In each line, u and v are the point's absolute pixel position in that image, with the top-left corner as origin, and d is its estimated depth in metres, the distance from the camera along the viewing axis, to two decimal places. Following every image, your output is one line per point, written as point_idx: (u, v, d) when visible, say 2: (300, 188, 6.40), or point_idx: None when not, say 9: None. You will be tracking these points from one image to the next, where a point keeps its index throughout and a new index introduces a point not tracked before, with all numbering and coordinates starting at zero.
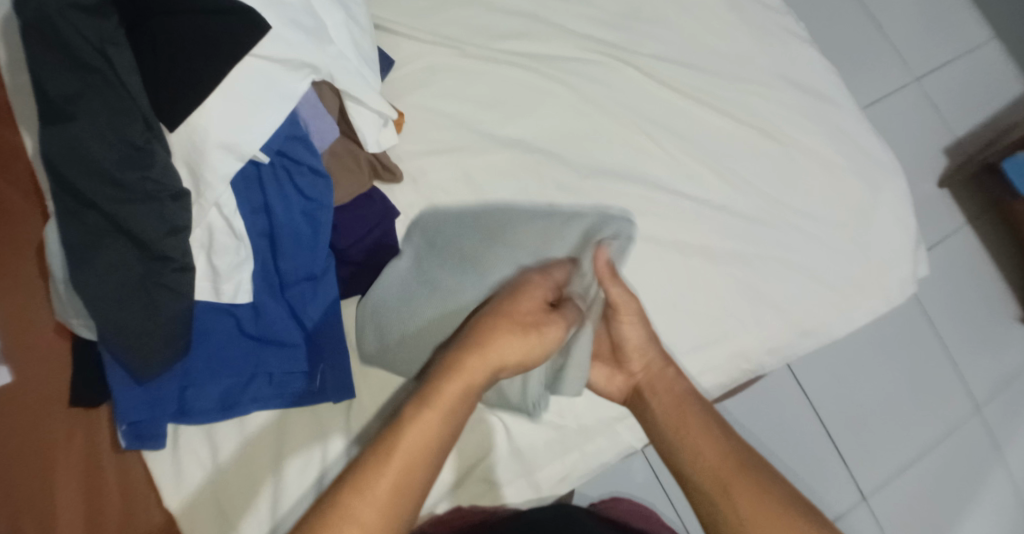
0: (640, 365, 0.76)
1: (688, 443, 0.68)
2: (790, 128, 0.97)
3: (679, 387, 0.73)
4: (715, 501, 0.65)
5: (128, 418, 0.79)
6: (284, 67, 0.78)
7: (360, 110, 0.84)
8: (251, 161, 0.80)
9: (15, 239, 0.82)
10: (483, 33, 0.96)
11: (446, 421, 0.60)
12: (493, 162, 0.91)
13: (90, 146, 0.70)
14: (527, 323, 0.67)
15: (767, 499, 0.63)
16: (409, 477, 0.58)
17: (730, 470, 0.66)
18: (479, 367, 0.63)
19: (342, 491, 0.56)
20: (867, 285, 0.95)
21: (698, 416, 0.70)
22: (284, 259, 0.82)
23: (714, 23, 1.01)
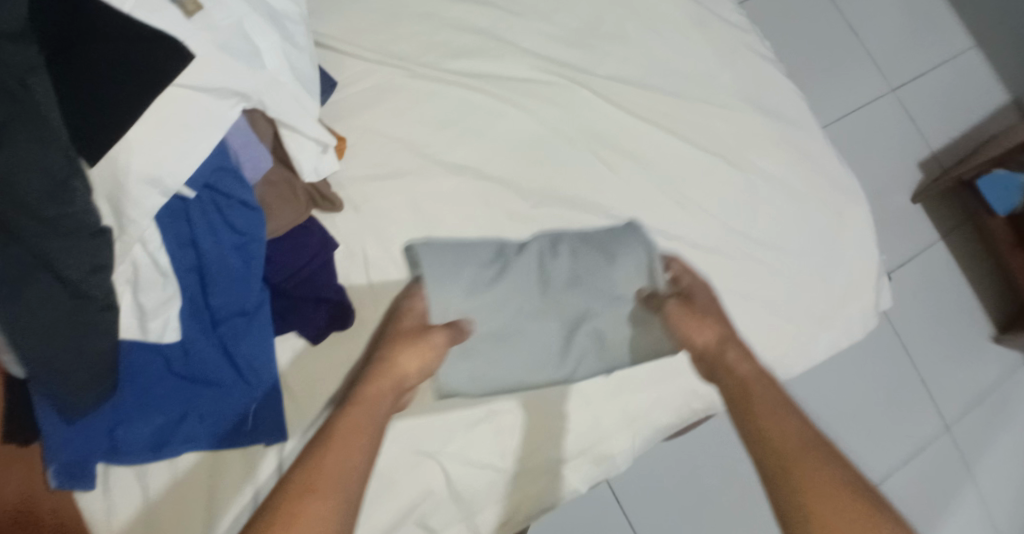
0: (703, 343, 0.77)
1: (759, 420, 0.66)
2: (752, 154, 0.94)
3: (745, 368, 0.73)
4: (786, 481, 0.61)
5: (58, 458, 0.76)
6: (209, 95, 0.74)
7: (296, 137, 0.81)
8: (176, 196, 0.76)
9: None
10: (433, 53, 0.92)
11: (353, 446, 0.64)
12: (440, 190, 0.87)
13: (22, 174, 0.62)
14: (416, 332, 0.77)
15: (829, 482, 0.59)
16: (346, 479, 0.61)
17: (799, 444, 0.63)
18: (385, 373, 0.72)
19: (278, 509, 0.57)
20: (825, 320, 0.92)
21: (769, 398, 0.68)
22: (215, 294, 0.78)
23: (677, 42, 0.97)
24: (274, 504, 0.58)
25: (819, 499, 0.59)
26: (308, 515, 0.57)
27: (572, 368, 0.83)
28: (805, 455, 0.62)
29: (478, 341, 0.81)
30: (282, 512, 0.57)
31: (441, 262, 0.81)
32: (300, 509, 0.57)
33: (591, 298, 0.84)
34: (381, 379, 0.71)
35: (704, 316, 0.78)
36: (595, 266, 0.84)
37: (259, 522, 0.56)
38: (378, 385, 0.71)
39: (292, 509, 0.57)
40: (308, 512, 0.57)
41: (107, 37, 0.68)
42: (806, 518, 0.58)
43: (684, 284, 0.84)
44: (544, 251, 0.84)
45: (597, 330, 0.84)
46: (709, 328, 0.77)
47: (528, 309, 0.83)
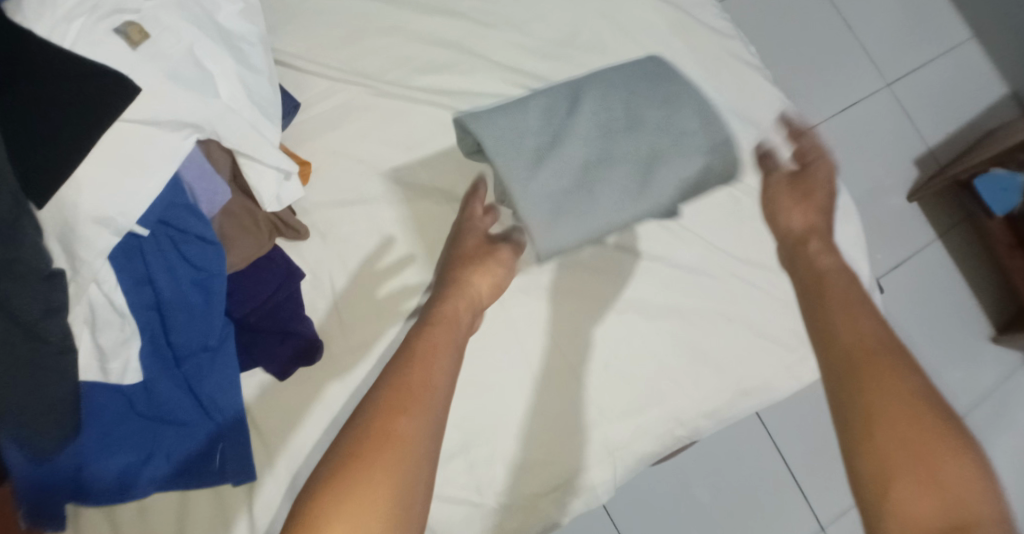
0: (801, 223, 0.76)
1: (832, 313, 0.65)
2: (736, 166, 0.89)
3: (827, 260, 0.71)
4: (847, 378, 0.60)
5: (24, 501, 0.73)
6: (160, 127, 0.72)
7: (255, 166, 0.78)
8: (129, 233, 0.73)
9: None
10: (401, 69, 0.89)
11: (437, 358, 0.63)
12: (408, 214, 0.85)
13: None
14: (481, 249, 0.78)
15: (895, 389, 0.57)
16: (439, 391, 0.61)
17: (868, 349, 0.60)
18: (459, 289, 0.73)
19: (367, 429, 0.56)
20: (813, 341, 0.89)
21: (844, 292, 0.66)
22: (176, 331, 0.76)
23: (659, 50, 0.93)
24: (364, 423, 0.57)
25: (874, 399, 0.58)
26: (404, 426, 0.57)
27: (648, 179, 0.80)
28: (876, 361, 0.60)
29: (552, 198, 0.78)
30: (379, 427, 0.56)
31: (499, 127, 0.78)
32: (392, 427, 0.56)
33: (648, 133, 0.81)
34: (458, 295, 0.72)
35: (806, 196, 0.77)
36: (646, 99, 0.82)
37: (350, 437, 0.56)
38: (457, 300, 0.72)
39: (387, 425, 0.56)
40: (403, 428, 0.57)
41: (42, 73, 0.66)
42: (860, 421, 0.57)
43: (812, 157, 0.80)
44: (591, 97, 0.82)
45: (667, 176, 0.80)
46: (803, 212, 0.76)
47: (598, 119, 0.80)
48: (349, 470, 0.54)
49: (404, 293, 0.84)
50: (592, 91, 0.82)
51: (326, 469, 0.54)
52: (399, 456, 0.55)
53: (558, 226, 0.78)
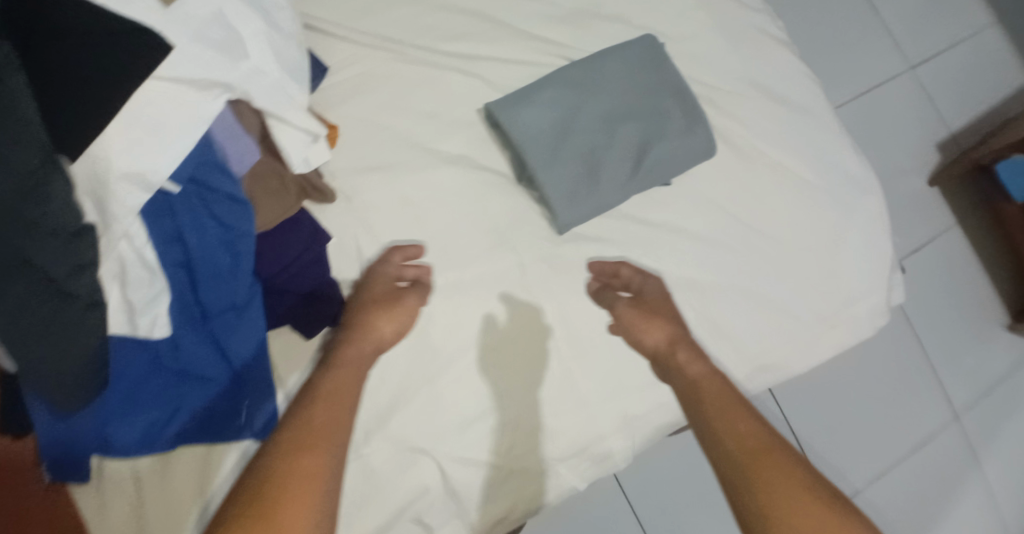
0: (658, 336, 0.71)
1: (709, 420, 0.62)
2: (759, 142, 0.88)
3: (697, 368, 0.67)
4: (741, 485, 0.57)
5: (49, 457, 0.75)
6: (192, 87, 0.72)
7: (284, 127, 0.79)
8: (160, 190, 0.73)
9: None
10: (427, 34, 0.88)
11: (339, 405, 0.62)
12: (434, 182, 0.84)
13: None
14: (389, 294, 0.76)
15: (791, 482, 0.56)
16: (332, 444, 0.59)
17: (758, 447, 0.58)
18: (359, 338, 0.71)
19: (271, 471, 0.55)
20: (837, 318, 0.89)
21: (723, 395, 0.63)
22: (203, 289, 0.77)
23: (682, 21, 0.91)
24: (243, 490, 0.54)
25: (782, 517, 0.54)
26: (297, 478, 0.55)
27: (642, 157, 0.83)
28: (768, 460, 0.57)
29: (562, 181, 0.83)
30: (277, 472, 0.55)
31: (521, 114, 0.83)
32: (293, 466, 0.56)
33: (642, 114, 0.85)
34: (361, 341, 0.71)
35: (654, 316, 0.73)
36: (640, 80, 0.85)
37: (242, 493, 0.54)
38: (358, 348, 0.70)
39: (287, 466, 0.56)
40: (305, 468, 0.56)
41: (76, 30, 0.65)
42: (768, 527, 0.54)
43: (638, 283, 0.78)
44: (586, 78, 0.85)
45: (661, 157, 0.83)
46: (660, 325, 0.72)
47: (596, 102, 0.84)
48: (256, 510, 0.52)
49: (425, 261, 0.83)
50: (608, 74, 0.85)
51: (232, 508, 0.53)
52: (305, 493, 0.54)
53: (569, 204, 0.82)
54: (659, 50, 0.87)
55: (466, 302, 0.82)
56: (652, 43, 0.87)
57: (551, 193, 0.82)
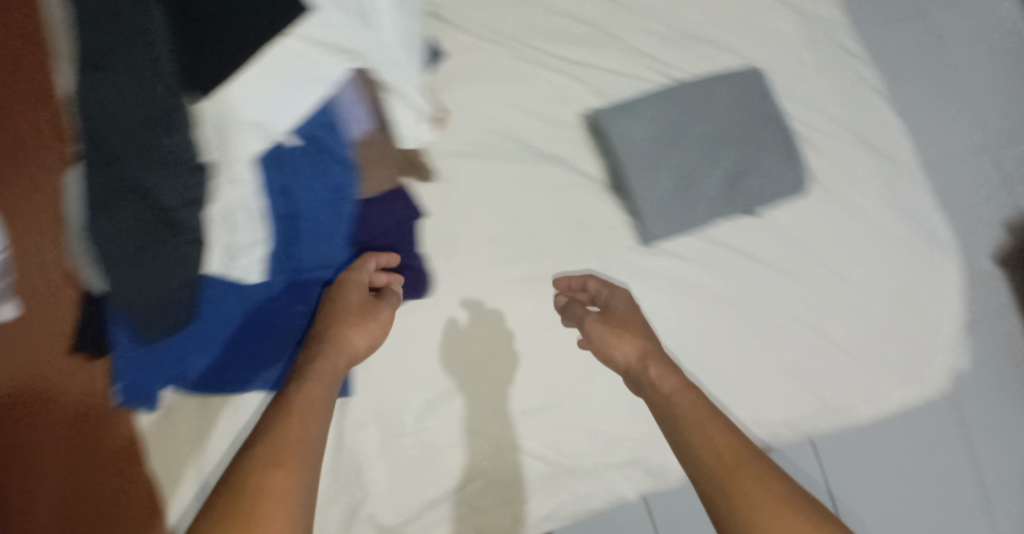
0: (629, 352, 0.72)
1: (686, 435, 0.63)
2: (846, 187, 0.91)
3: (671, 382, 0.68)
4: (721, 491, 0.59)
5: (126, 377, 0.81)
6: (324, 50, 0.74)
7: (396, 103, 0.80)
8: (276, 143, 0.76)
9: (28, 181, 0.85)
10: (529, 34, 0.89)
11: (308, 418, 0.64)
12: (530, 178, 0.87)
13: (110, 103, 0.68)
14: (363, 306, 0.77)
15: (766, 490, 0.57)
16: (304, 458, 0.60)
17: (733, 457, 0.60)
18: (332, 349, 0.72)
19: (241, 486, 0.56)
20: (905, 370, 0.90)
21: (696, 407, 0.65)
22: (302, 246, 0.81)
23: (789, 60, 0.92)
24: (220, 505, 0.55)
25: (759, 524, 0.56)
26: (273, 489, 0.56)
27: (734, 184, 0.86)
28: (743, 467, 0.59)
29: (657, 195, 0.85)
30: (252, 487, 0.56)
31: (627, 124, 0.86)
32: (266, 480, 0.57)
33: (742, 142, 0.86)
34: (334, 352, 0.72)
35: (625, 330, 0.74)
36: (744, 109, 0.87)
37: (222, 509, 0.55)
38: (330, 360, 0.71)
39: (262, 482, 0.57)
40: (276, 480, 0.57)
41: None
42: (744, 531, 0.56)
43: (605, 293, 0.79)
44: (693, 99, 0.87)
45: (752, 187, 0.86)
46: (631, 341, 0.73)
47: (698, 124, 0.87)
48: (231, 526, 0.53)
49: (511, 253, 0.86)
50: (716, 101, 0.87)
51: (207, 523, 0.54)
52: (276, 508, 0.55)
53: (660, 218, 0.84)
54: (764, 83, 0.89)
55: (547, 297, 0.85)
56: (759, 76, 0.89)
57: (643, 206, 0.84)
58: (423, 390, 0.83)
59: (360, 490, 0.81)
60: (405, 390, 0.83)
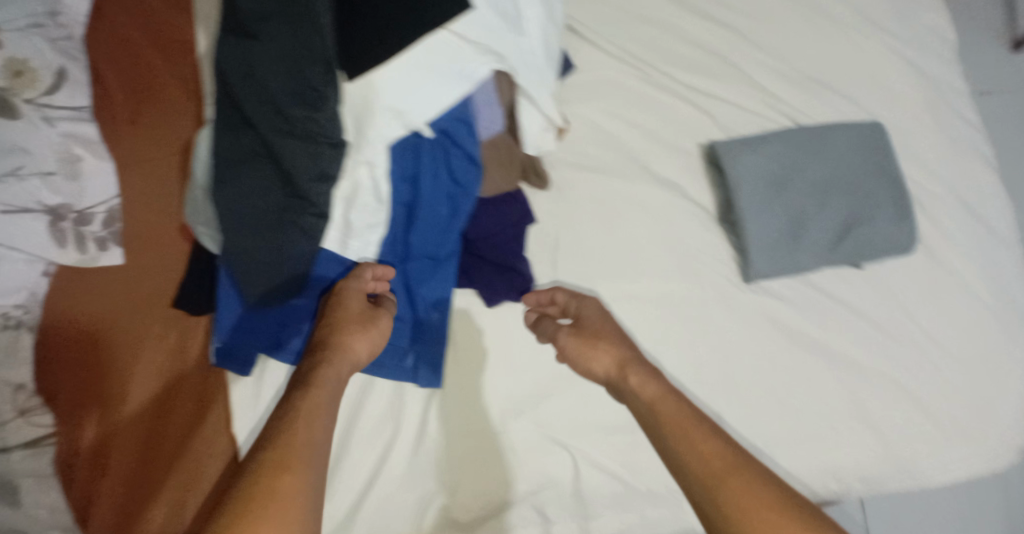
0: (608, 365, 0.74)
1: (672, 441, 0.65)
2: (952, 249, 0.91)
3: (651, 389, 0.69)
4: (712, 501, 0.60)
5: (224, 338, 0.81)
6: (473, 47, 0.75)
7: (529, 109, 0.82)
8: (414, 132, 0.79)
9: (164, 129, 0.89)
10: (670, 61, 0.91)
11: (313, 424, 0.64)
12: (645, 199, 0.88)
13: (265, 69, 0.74)
14: (364, 314, 0.77)
15: (753, 494, 0.59)
16: (309, 463, 0.62)
17: (721, 464, 0.62)
18: (335, 357, 0.72)
19: (250, 491, 0.58)
20: (991, 447, 0.87)
21: (676, 414, 0.66)
22: (416, 232, 0.81)
23: (911, 119, 0.92)
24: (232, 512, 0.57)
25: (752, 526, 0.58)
26: (281, 494, 0.58)
27: (843, 234, 0.86)
28: (734, 472, 0.61)
29: (766, 235, 0.86)
30: (260, 493, 0.58)
31: (744, 160, 0.87)
32: (275, 486, 0.59)
33: (856, 194, 0.87)
34: (336, 358, 0.72)
35: (599, 341, 0.75)
36: (861, 161, 0.88)
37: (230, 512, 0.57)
38: (334, 368, 0.71)
39: (270, 488, 0.58)
40: (284, 485, 0.59)
41: None
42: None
43: (575, 305, 0.80)
44: (812, 144, 0.88)
45: (861, 240, 0.86)
46: (606, 352, 0.74)
47: (814, 170, 0.88)
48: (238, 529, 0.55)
49: (615, 271, 0.86)
50: (836, 150, 0.88)
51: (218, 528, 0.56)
52: (283, 514, 0.57)
53: (767, 258, 0.86)
54: (882, 137, 0.89)
55: (645, 319, 0.85)
56: (878, 128, 0.89)
57: (752, 241, 0.85)
58: (509, 391, 0.84)
59: (436, 483, 0.81)
60: (493, 390, 0.84)
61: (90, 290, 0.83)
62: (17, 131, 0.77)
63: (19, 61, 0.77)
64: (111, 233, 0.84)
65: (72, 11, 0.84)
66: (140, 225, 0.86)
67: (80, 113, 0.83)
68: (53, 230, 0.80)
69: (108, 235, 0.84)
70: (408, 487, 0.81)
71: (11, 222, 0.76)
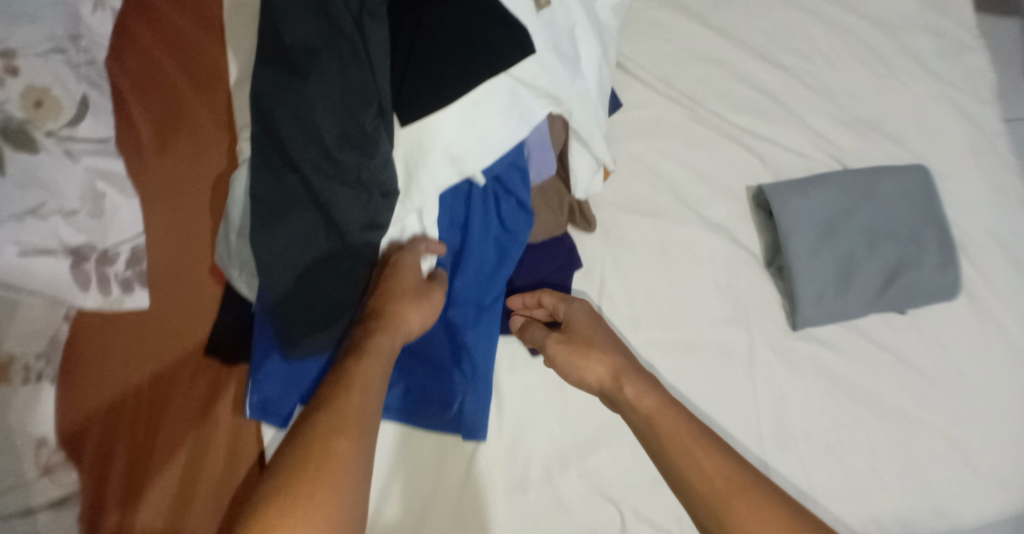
0: (600, 373, 0.72)
1: (669, 455, 0.63)
2: (1002, 305, 0.88)
3: (648, 401, 0.68)
4: (715, 520, 0.59)
5: (262, 390, 0.78)
6: (531, 91, 0.72)
7: (581, 152, 0.79)
8: (467, 179, 0.76)
9: (188, 154, 0.83)
10: (721, 99, 0.91)
11: (368, 394, 0.63)
12: (694, 242, 0.86)
13: (315, 109, 0.70)
14: (421, 286, 0.74)
15: (759, 510, 0.57)
16: (362, 434, 0.60)
17: (724, 476, 0.60)
18: (390, 325, 0.69)
19: (303, 454, 0.57)
20: None
21: (672, 424, 0.65)
22: (461, 279, 0.78)
23: (954, 163, 0.92)
24: (284, 476, 0.56)
25: None
26: (336, 460, 0.57)
27: (889, 280, 0.85)
28: (737, 487, 0.59)
29: (815, 280, 0.84)
30: (313, 458, 0.57)
31: (793, 204, 0.85)
32: (329, 451, 0.57)
33: (903, 240, 0.86)
34: (389, 328, 0.69)
35: (591, 350, 0.73)
36: (909, 205, 0.87)
37: (282, 476, 0.56)
38: (388, 340, 0.68)
39: (325, 453, 0.57)
40: (339, 451, 0.58)
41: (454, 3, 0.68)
42: None
43: (562, 308, 0.78)
44: (860, 190, 0.87)
45: (909, 287, 0.85)
46: (597, 359, 0.72)
47: (860, 214, 0.86)
48: (290, 495, 0.54)
49: (663, 316, 0.84)
50: (885, 195, 0.87)
51: (269, 488, 0.55)
52: (336, 481, 0.56)
53: (816, 304, 0.83)
54: (930, 183, 0.87)
55: (696, 368, 0.83)
56: (927, 174, 0.88)
57: (800, 287, 0.83)
58: (555, 441, 0.81)
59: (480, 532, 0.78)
60: (540, 441, 0.81)
61: (112, 340, 0.72)
62: (39, 160, 0.64)
63: (39, 87, 0.65)
64: (135, 273, 0.74)
65: (94, 32, 0.73)
66: (163, 265, 0.79)
67: (104, 142, 0.72)
68: (75, 271, 0.68)
69: (132, 275, 0.74)
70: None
71: (39, 269, 0.64)
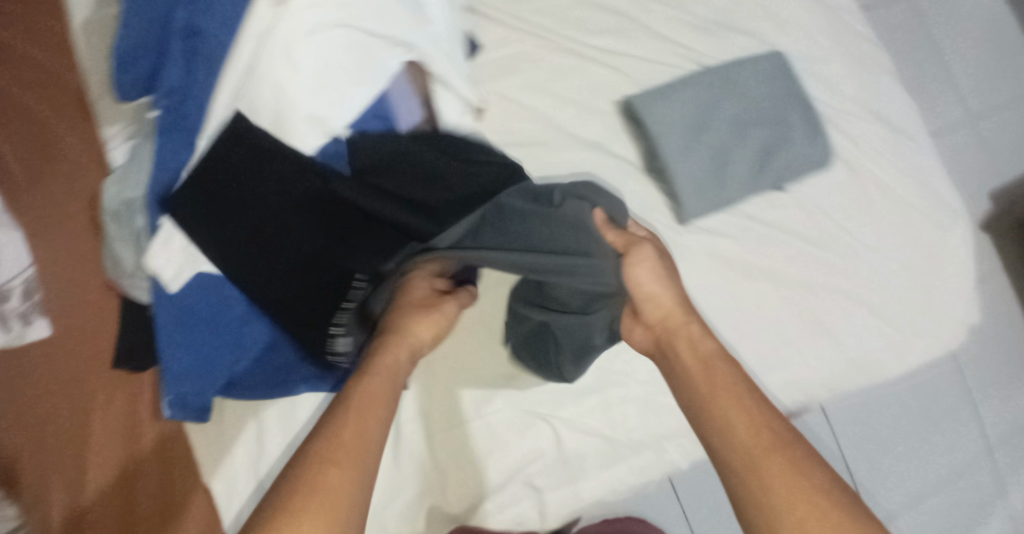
0: (660, 314, 0.67)
1: (717, 413, 0.59)
2: (873, 164, 0.93)
3: (706, 347, 0.64)
4: (748, 470, 0.55)
5: (175, 387, 0.75)
6: (383, 42, 0.74)
7: (446, 93, 0.81)
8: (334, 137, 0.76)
9: (62, 180, 0.85)
10: (576, 26, 0.94)
11: (370, 415, 0.58)
12: (574, 162, 0.89)
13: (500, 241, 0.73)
14: (426, 301, 0.73)
15: (792, 475, 0.53)
16: (358, 457, 0.55)
17: (766, 441, 0.56)
18: (401, 342, 0.68)
19: (293, 487, 0.52)
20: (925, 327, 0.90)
21: (732, 381, 0.60)
22: None
23: (806, 45, 0.96)
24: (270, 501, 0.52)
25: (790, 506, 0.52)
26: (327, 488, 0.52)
27: (764, 161, 0.88)
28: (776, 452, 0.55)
29: (693, 173, 0.87)
30: (304, 487, 0.52)
31: (661, 107, 0.88)
32: (320, 480, 0.53)
33: (772, 120, 0.89)
34: (395, 349, 0.67)
35: (664, 279, 0.67)
36: (767, 86, 0.89)
37: (272, 502, 0.52)
38: (394, 353, 0.67)
39: (313, 481, 0.53)
40: (331, 478, 0.53)
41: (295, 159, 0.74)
42: (764, 513, 0.53)
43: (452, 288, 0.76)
44: (724, 82, 0.89)
45: (789, 160, 0.89)
46: (670, 297, 0.66)
47: (728, 103, 0.88)
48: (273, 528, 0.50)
49: None
50: (747, 80, 0.89)
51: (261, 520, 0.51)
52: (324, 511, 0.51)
53: (695, 196, 0.87)
54: (784, 61, 0.91)
55: None
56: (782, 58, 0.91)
57: (680, 184, 0.87)
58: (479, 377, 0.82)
59: (422, 479, 0.79)
60: (466, 381, 0.82)
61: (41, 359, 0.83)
62: None
63: None
64: (33, 305, 0.82)
65: None
66: (58, 289, 0.83)
67: None
68: None
69: (30, 309, 0.82)
70: (397, 491, 0.79)
71: None
